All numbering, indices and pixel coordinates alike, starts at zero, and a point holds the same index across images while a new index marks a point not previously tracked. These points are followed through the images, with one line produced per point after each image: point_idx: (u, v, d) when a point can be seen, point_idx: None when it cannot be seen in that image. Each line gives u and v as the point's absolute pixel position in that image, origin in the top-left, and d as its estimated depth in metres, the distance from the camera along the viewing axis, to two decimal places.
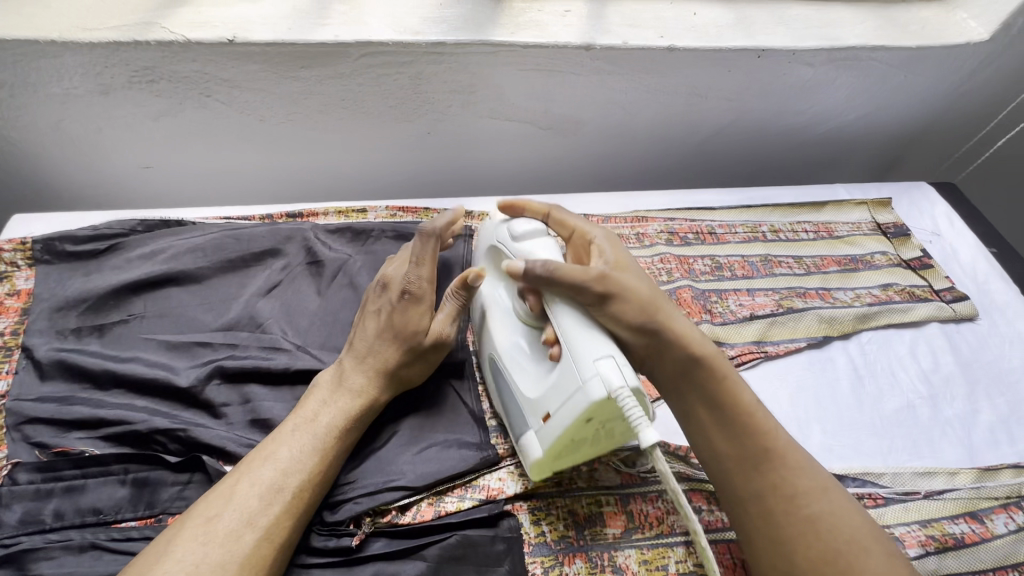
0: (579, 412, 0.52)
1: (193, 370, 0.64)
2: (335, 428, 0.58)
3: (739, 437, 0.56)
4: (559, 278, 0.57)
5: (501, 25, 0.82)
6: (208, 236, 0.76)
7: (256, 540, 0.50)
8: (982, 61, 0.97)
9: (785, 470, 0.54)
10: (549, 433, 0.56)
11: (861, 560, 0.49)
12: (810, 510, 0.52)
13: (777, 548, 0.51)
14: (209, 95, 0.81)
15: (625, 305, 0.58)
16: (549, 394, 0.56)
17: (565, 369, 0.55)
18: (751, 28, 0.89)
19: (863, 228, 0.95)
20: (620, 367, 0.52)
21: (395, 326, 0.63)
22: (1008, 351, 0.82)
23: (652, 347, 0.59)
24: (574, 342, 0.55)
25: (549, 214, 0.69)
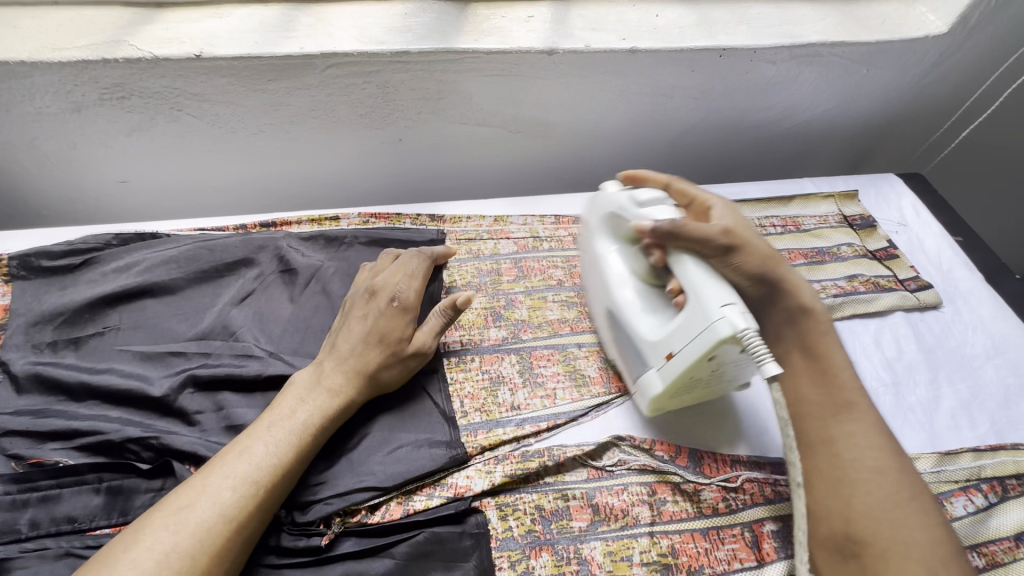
0: (705, 352, 0.57)
1: (167, 380, 0.66)
2: (311, 426, 0.59)
3: (826, 387, 0.60)
4: (687, 231, 0.60)
5: (465, 33, 0.84)
6: (181, 248, 0.77)
7: (227, 532, 0.51)
8: (943, 53, 0.98)
9: (860, 425, 0.58)
10: (671, 370, 0.61)
11: (908, 511, 0.54)
12: (874, 462, 0.56)
13: (836, 488, 0.55)
14: (180, 110, 0.82)
15: (745, 257, 0.62)
16: (672, 334, 0.61)
17: (690, 314, 0.59)
18: (712, 28, 0.91)
19: (830, 221, 0.96)
20: (744, 311, 0.56)
21: (380, 331, 0.66)
22: (971, 337, 0.84)
23: (765, 294, 0.63)
24: (699, 289, 0.58)
25: (669, 184, 0.72)
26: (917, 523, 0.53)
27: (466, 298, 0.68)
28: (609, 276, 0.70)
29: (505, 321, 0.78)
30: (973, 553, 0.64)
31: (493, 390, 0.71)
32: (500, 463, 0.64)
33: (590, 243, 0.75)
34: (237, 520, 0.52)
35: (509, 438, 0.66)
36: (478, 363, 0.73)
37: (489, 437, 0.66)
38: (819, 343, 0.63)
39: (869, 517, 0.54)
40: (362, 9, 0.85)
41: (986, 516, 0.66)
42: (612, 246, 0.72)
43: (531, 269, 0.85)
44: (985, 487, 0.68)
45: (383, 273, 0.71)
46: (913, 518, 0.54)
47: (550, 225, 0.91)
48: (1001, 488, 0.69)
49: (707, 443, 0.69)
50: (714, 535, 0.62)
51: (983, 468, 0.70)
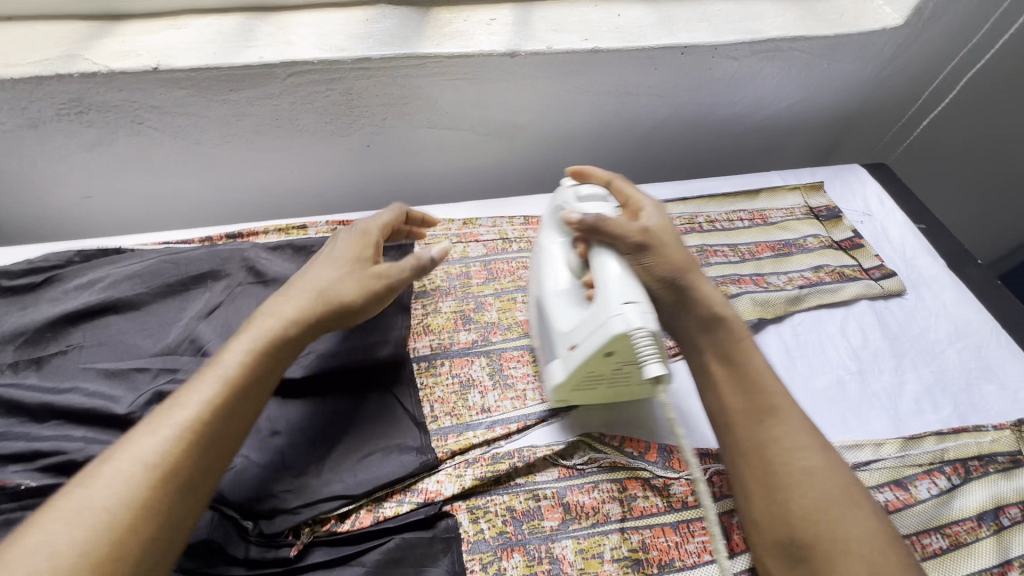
0: (599, 346, 0.57)
1: (132, 396, 0.65)
2: (240, 364, 0.54)
3: (747, 392, 0.59)
4: (605, 227, 0.62)
5: (427, 37, 0.84)
6: (145, 262, 0.77)
7: (147, 480, 0.46)
8: (901, 45, 1.00)
9: (787, 426, 0.57)
10: (570, 362, 0.60)
11: (846, 508, 0.52)
12: (806, 462, 0.54)
13: (773, 494, 0.54)
14: (141, 122, 0.81)
15: (658, 259, 0.63)
16: (577, 327, 0.60)
17: (594, 308, 0.59)
18: (673, 26, 0.91)
19: (796, 213, 0.98)
20: (644, 313, 0.55)
21: (338, 252, 0.66)
22: (934, 323, 0.85)
23: (675, 300, 0.64)
24: (606, 284, 0.58)
25: (610, 182, 0.72)
26: (854, 518, 0.51)
27: (443, 248, 0.67)
28: (540, 267, 0.70)
29: (474, 324, 0.78)
30: (936, 535, 0.65)
31: (464, 394, 0.71)
32: (470, 466, 0.64)
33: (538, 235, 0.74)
34: (160, 468, 0.47)
35: (479, 441, 0.66)
36: (448, 367, 0.73)
37: (459, 441, 0.66)
38: (739, 349, 0.62)
39: (808, 521, 0.52)
40: (324, 17, 0.85)
41: (950, 497, 0.68)
42: (556, 238, 0.71)
43: (500, 271, 0.85)
44: (949, 469, 0.70)
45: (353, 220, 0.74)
46: (853, 513, 0.52)
47: (519, 225, 0.92)
48: (964, 469, 0.70)
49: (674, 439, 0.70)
50: (684, 528, 0.63)
51: (946, 451, 0.71)
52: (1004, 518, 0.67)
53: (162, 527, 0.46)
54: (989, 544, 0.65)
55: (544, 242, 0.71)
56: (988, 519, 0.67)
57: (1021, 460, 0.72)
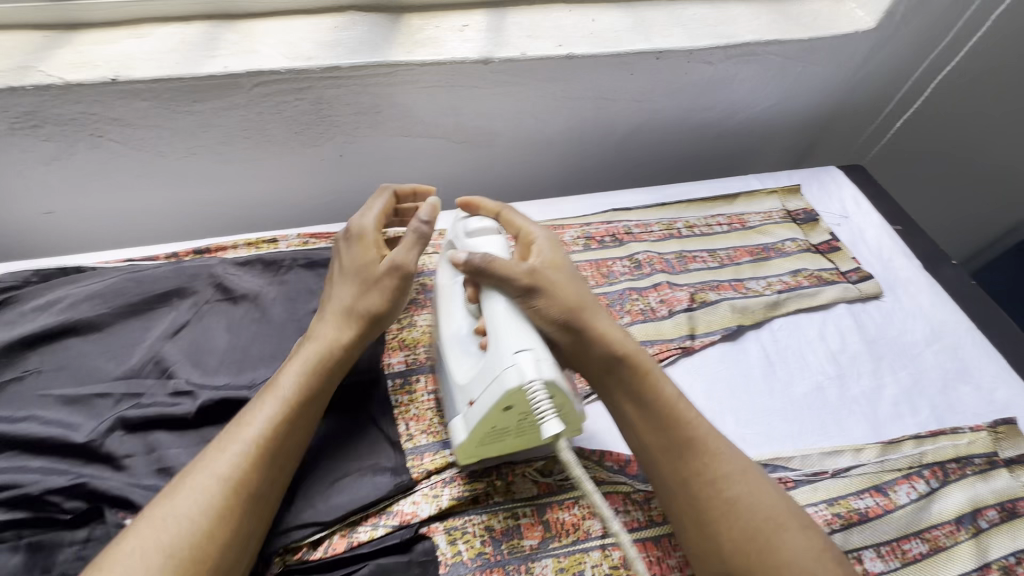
0: (495, 401, 0.53)
1: (92, 423, 0.63)
2: (299, 381, 0.58)
3: (662, 428, 0.58)
4: (491, 269, 0.58)
5: (398, 45, 0.82)
6: (107, 281, 0.74)
7: (224, 490, 0.50)
8: (873, 48, 1.00)
9: (706, 458, 0.56)
10: (472, 418, 0.56)
11: (776, 534, 0.52)
12: (729, 492, 0.54)
13: (703, 528, 0.54)
14: (100, 135, 0.78)
15: (549, 301, 0.58)
16: (473, 381, 0.56)
17: (488, 359, 0.55)
18: (648, 31, 0.91)
19: (774, 217, 0.98)
20: (538, 362, 0.52)
21: (348, 266, 0.65)
22: (911, 324, 0.86)
23: (574, 343, 0.59)
24: (499, 332, 0.55)
25: (500, 213, 0.69)
26: (781, 543, 0.52)
27: (430, 206, 0.65)
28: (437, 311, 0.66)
29: None
30: (916, 540, 0.65)
31: (440, 410, 0.69)
32: (447, 485, 0.63)
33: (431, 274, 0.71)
34: (231, 479, 0.51)
35: (456, 459, 0.65)
36: (424, 383, 0.71)
37: (436, 460, 0.64)
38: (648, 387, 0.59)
39: (737, 554, 0.52)
40: (291, 24, 0.83)
41: (929, 501, 0.68)
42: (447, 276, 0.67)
43: None
44: (927, 473, 0.70)
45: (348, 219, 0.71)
46: (784, 539, 0.52)
47: None
48: (942, 473, 0.70)
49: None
50: (666, 542, 0.62)
51: (924, 454, 0.71)
52: (981, 520, 0.67)
53: (236, 534, 0.50)
54: (968, 547, 0.65)
55: (442, 281, 0.67)
56: (967, 522, 0.67)
57: (998, 460, 0.72)
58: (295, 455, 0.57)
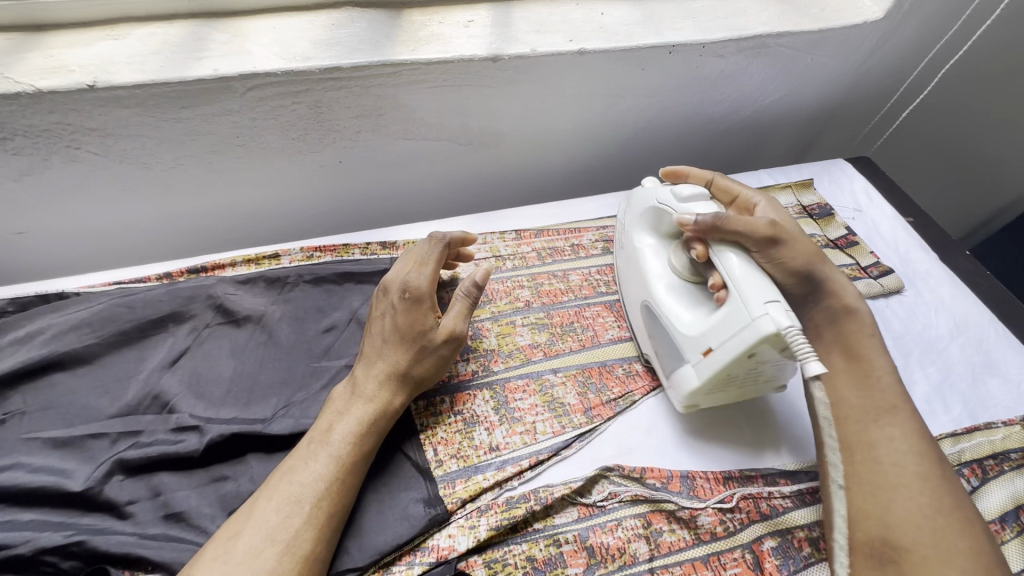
0: (747, 347, 0.56)
1: (87, 468, 0.56)
2: (350, 435, 0.55)
3: (865, 391, 0.62)
4: (734, 225, 0.61)
5: (402, 42, 0.77)
6: (94, 308, 0.67)
7: (277, 558, 0.47)
8: (880, 38, 0.99)
9: (899, 432, 0.59)
10: (709, 366, 0.60)
11: (945, 522, 0.54)
12: (917, 468, 0.57)
13: (875, 494, 0.56)
14: (77, 147, 0.71)
15: (789, 253, 0.64)
16: (711, 330, 0.60)
17: (731, 309, 0.58)
18: (659, 25, 0.87)
19: (789, 213, 0.96)
20: (787, 310, 0.55)
21: (401, 327, 0.61)
22: (935, 319, 0.85)
23: (806, 292, 0.67)
24: (741, 284, 0.58)
25: (713, 180, 0.75)
26: (960, 530, 0.54)
27: (483, 270, 0.64)
28: (644, 269, 0.70)
29: (473, 353, 0.73)
30: None
31: (469, 432, 0.65)
32: (483, 514, 0.59)
33: (627, 235, 0.76)
34: (285, 542, 0.48)
35: (490, 485, 0.61)
36: (449, 405, 0.67)
37: (469, 487, 0.60)
38: (858, 342, 0.65)
39: (908, 522, 0.54)
40: (284, 22, 0.77)
41: (972, 501, 0.66)
42: (649, 239, 0.73)
43: (496, 292, 0.80)
44: (967, 471, 0.69)
45: (396, 268, 0.66)
46: (954, 528, 0.54)
47: (511, 241, 0.87)
48: (981, 470, 0.69)
49: (699, 461, 0.67)
50: (715, 561, 0.59)
51: (963, 452, 0.70)
52: None
53: None
54: (1015, 547, 0.64)
55: (638, 241, 0.73)
56: (1011, 520, 0.66)
57: None
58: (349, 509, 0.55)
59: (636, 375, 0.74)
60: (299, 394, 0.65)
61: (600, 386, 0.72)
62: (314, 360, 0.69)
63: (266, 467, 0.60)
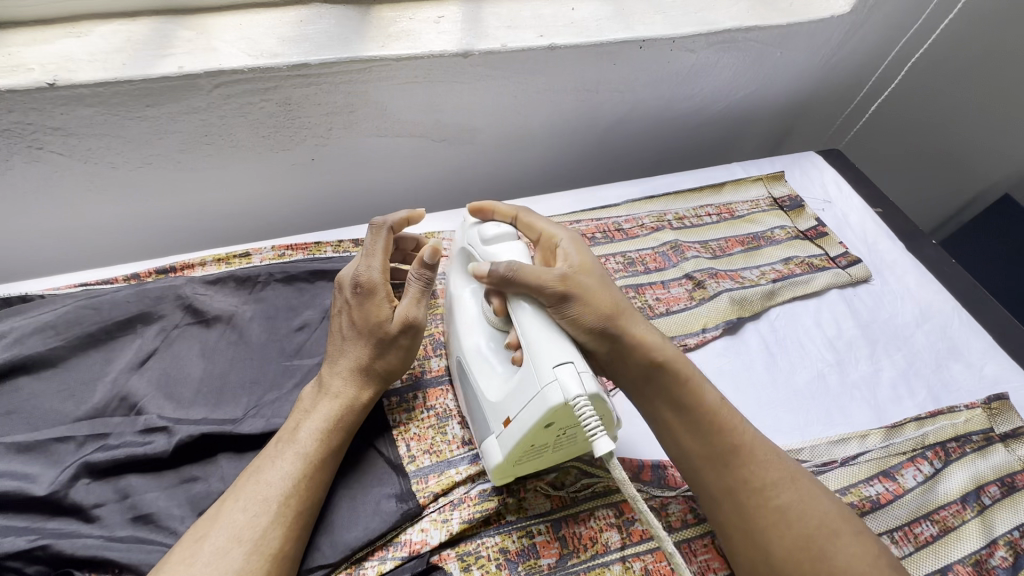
0: (539, 418, 0.50)
1: (52, 471, 0.55)
2: (317, 433, 0.55)
3: (706, 435, 0.56)
4: (523, 278, 0.54)
5: (371, 38, 0.76)
6: (58, 310, 0.66)
7: (245, 556, 0.47)
8: (847, 32, 1.01)
9: (754, 465, 0.55)
10: (509, 437, 0.53)
11: (827, 540, 0.52)
12: (777, 499, 0.54)
13: (752, 539, 0.53)
14: (40, 147, 0.70)
15: (586, 310, 0.55)
16: (509, 398, 0.54)
17: (526, 374, 0.52)
18: (630, 20, 0.88)
19: (761, 205, 0.97)
20: (579, 373, 0.49)
21: (358, 322, 0.60)
22: (900, 307, 0.87)
23: (613, 350, 0.57)
24: (536, 345, 0.52)
25: (516, 217, 0.65)
26: (835, 547, 0.51)
27: (431, 248, 0.60)
28: (458, 325, 0.63)
29: (446, 348, 0.73)
30: (926, 523, 0.65)
31: (442, 427, 0.65)
32: (456, 508, 0.59)
33: (448, 284, 0.68)
34: (252, 542, 0.48)
35: (462, 478, 0.61)
36: (422, 400, 0.67)
37: (442, 481, 0.60)
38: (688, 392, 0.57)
39: (790, 558, 0.51)
40: (251, 19, 0.76)
41: (935, 482, 0.68)
42: (468, 287, 0.65)
43: None
44: (930, 454, 0.71)
45: (352, 261, 0.65)
46: (836, 543, 0.52)
47: None
48: (944, 453, 0.71)
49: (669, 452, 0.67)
50: (685, 547, 0.60)
51: (926, 435, 0.72)
52: (985, 497, 0.68)
53: None
54: (976, 525, 0.66)
55: (456, 291, 0.66)
56: (971, 500, 0.68)
57: (994, 436, 0.73)
58: (320, 507, 0.55)
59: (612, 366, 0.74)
60: (270, 394, 0.65)
61: None
62: (286, 359, 0.69)
63: (236, 467, 0.60)
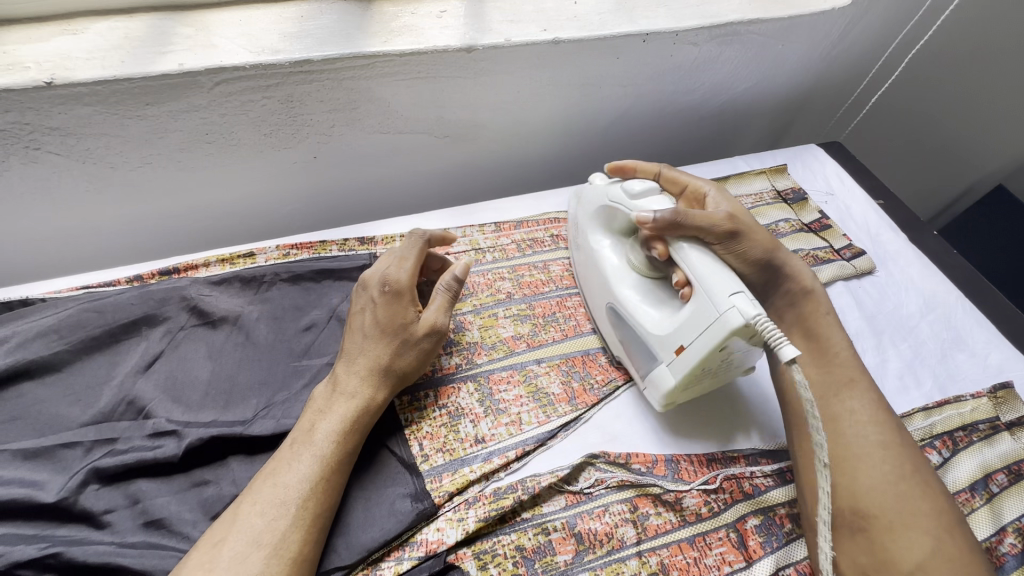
0: (717, 342, 0.57)
1: (61, 478, 0.54)
2: (334, 433, 0.55)
3: (826, 369, 0.65)
4: (689, 221, 0.63)
5: (373, 34, 0.75)
6: (61, 313, 0.64)
7: (265, 559, 0.47)
8: (847, 24, 1.01)
9: (860, 404, 0.62)
10: (684, 362, 0.61)
11: (912, 485, 0.57)
12: (878, 437, 0.60)
13: (842, 465, 0.59)
14: (37, 148, 0.68)
15: (749, 243, 0.67)
16: (683, 328, 0.61)
17: (698, 305, 0.59)
18: (633, 13, 0.87)
19: (765, 198, 0.97)
20: (752, 300, 0.56)
21: (382, 321, 0.61)
22: (905, 297, 0.88)
23: (766, 279, 0.69)
24: (705, 280, 0.59)
25: (661, 172, 0.77)
26: (922, 497, 0.57)
27: (464, 265, 0.65)
28: (606, 271, 0.71)
29: (456, 347, 0.72)
30: None
31: (454, 426, 0.65)
32: (471, 506, 0.59)
33: (583, 239, 0.77)
34: (271, 546, 0.48)
35: (477, 477, 0.61)
36: (434, 399, 0.67)
37: (456, 480, 0.60)
38: (817, 321, 0.69)
39: (873, 490, 0.57)
40: (251, 15, 0.75)
41: (944, 471, 0.69)
42: (605, 239, 0.75)
43: (477, 284, 0.80)
44: (938, 443, 0.71)
45: (375, 263, 0.66)
46: (920, 491, 0.57)
47: (491, 234, 0.86)
48: (952, 442, 0.72)
49: (704, 446, 0.68)
50: (701, 541, 0.61)
51: (933, 425, 0.73)
52: (993, 485, 0.69)
53: None
54: (985, 513, 0.66)
55: (595, 244, 0.75)
56: (980, 488, 0.68)
57: (999, 425, 0.74)
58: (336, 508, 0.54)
59: (618, 363, 0.75)
60: (279, 396, 0.64)
61: (583, 374, 0.72)
62: (295, 359, 0.68)
63: (248, 470, 0.59)
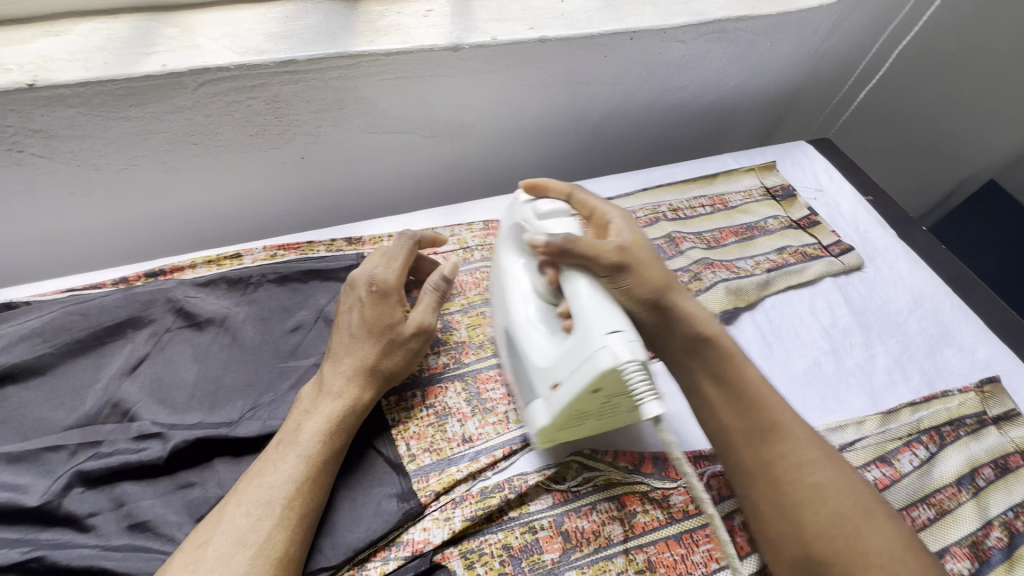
0: (588, 381, 0.52)
1: (45, 481, 0.54)
2: (320, 433, 0.55)
3: (745, 413, 0.59)
4: (577, 248, 0.57)
5: (359, 33, 0.75)
6: (45, 316, 0.64)
7: (250, 560, 0.47)
8: (835, 20, 1.01)
9: (790, 443, 0.57)
10: (556, 401, 0.56)
11: (861, 521, 0.53)
12: (814, 478, 0.55)
13: (786, 514, 0.54)
14: (20, 150, 0.68)
15: (635, 281, 0.59)
16: (558, 363, 0.56)
17: (577, 339, 0.54)
18: (620, 11, 0.87)
19: (754, 195, 0.98)
20: (631, 341, 0.51)
21: (368, 320, 0.61)
22: (893, 293, 0.88)
23: (657, 324, 0.61)
24: (587, 315, 0.54)
25: (572, 193, 0.68)
26: (874, 531, 0.52)
27: (454, 265, 0.64)
28: (506, 292, 0.66)
29: (444, 346, 0.72)
30: (923, 506, 0.66)
31: (441, 425, 0.65)
32: (457, 506, 0.59)
33: (496, 254, 0.71)
34: (256, 547, 0.47)
35: (464, 476, 0.61)
36: (421, 398, 0.67)
37: (442, 480, 0.60)
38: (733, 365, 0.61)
39: (822, 535, 0.52)
40: (235, 15, 0.74)
41: (931, 466, 0.69)
42: (519, 259, 0.67)
43: (465, 284, 0.80)
44: (925, 438, 0.71)
45: (363, 262, 0.66)
46: (869, 524, 0.53)
47: (479, 232, 0.86)
48: (939, 436, 0.72)
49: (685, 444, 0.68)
50: (688, 538, 0.61)
51: (920, 420, 0.73)
52: (980, 479, 0.69)
53: None
54: (971, 507, 0.66)
55: (504, 262, 0.68)
56: (967, 483, 0.68)
57: (986, 419, 0.74)
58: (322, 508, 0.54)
59: None
60: (265, 397, 0.64)
61: None
62: (282, 360, 0.68)
63: (234, 472, 0.59)
